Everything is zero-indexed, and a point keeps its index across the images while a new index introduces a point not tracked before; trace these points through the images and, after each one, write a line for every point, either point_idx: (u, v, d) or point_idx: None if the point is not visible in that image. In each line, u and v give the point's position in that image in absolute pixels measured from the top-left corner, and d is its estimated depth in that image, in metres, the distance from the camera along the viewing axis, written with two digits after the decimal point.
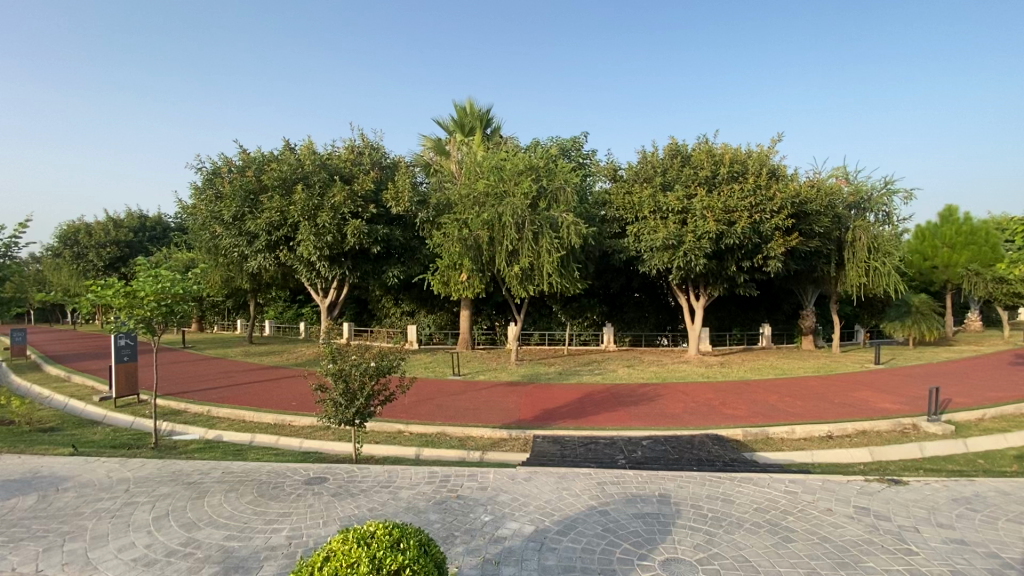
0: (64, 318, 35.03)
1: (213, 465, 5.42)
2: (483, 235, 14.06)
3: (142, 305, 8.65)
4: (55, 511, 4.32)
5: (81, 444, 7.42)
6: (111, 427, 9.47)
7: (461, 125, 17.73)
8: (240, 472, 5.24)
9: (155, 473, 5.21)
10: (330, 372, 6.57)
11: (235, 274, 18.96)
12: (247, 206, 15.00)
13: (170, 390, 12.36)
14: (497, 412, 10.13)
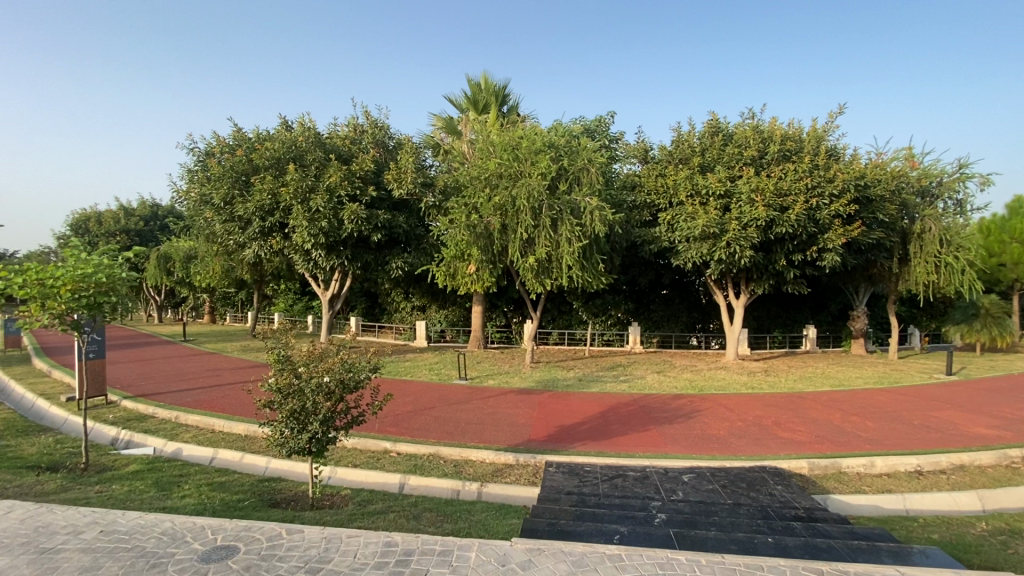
0: None
1: (91, 520, 3.92)
2: (495, 221, 12.42)
3: (57, 297, 5.99)
4: None
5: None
6: (57, 437, 8.22)
7: (474, 102, 16.08)
8: (122, 533, 3.73)
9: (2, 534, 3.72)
10: (275, 388, 4.97)
11: (234, 264, 17.81)
12: (238, 188, 13.71)
13: (144, 390, 11.12)
14: (504, 430, 8.48)
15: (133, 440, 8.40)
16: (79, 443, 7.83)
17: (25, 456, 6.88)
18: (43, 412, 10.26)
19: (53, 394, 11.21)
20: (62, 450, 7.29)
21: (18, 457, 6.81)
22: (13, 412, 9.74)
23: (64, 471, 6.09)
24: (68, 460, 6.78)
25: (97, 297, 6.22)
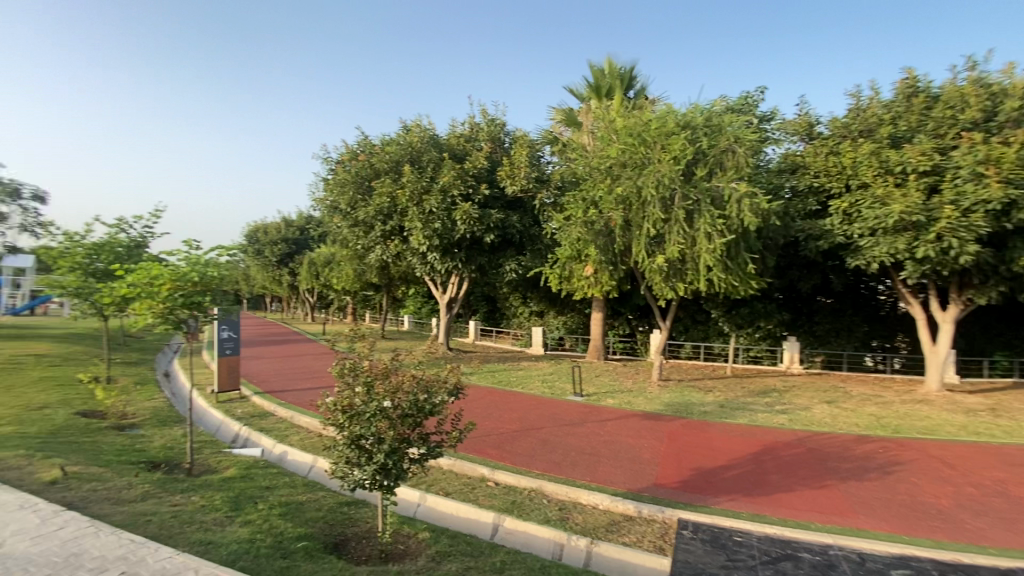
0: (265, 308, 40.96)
1: (109, 540, 3.16)
2: (618, 215, 10.83)
3: (157, 296, 5.66)
4: None
5: (91, 443, 5.95)
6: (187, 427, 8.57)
7: (596, 88, 14.65)
8: (132, 566, 2.90)
9: (14, 537, 3.11)
10: (336, 411, 4.03)
11: (364, 268, 18.51)
12: (361, 194, 14.01)
13: (272, 387, 11.61)
14: (624, 467, 6.87)
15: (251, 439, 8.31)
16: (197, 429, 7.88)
17: (140, 433, 6.98)
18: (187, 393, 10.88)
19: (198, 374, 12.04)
20: (177, 430, 7.33)
21: (136, 433, 6.90)
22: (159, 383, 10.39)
23: (157, 459, 5.86)
24: (173, 443, 6.69)
25: (193, 297, 5.83)
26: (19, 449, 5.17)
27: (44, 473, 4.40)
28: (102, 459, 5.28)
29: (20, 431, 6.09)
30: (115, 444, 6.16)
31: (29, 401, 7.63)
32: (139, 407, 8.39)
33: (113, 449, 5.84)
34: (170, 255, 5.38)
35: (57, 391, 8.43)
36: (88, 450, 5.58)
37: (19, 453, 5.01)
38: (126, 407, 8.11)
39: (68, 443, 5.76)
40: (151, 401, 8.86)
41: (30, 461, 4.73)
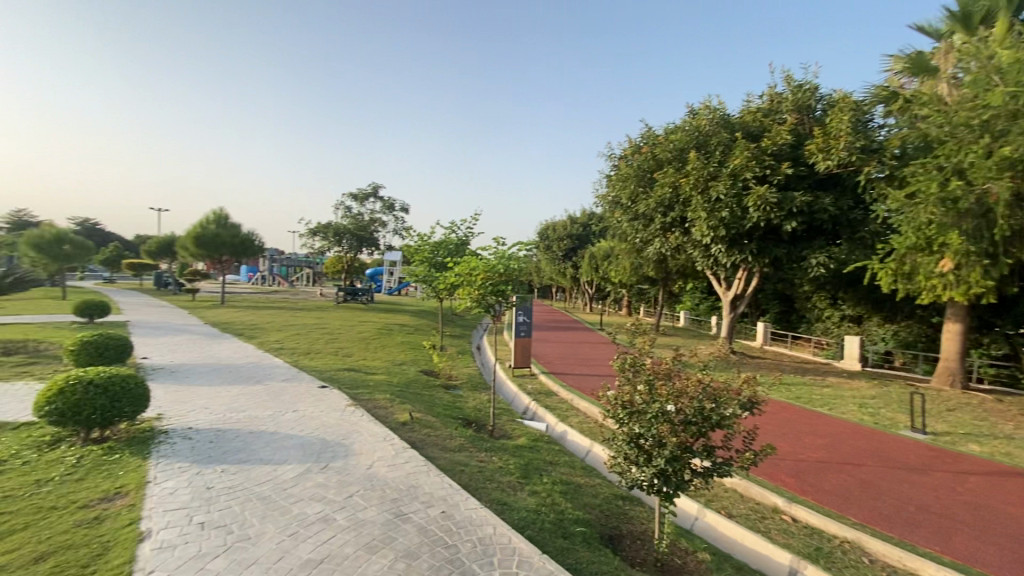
0: (554, 296, 45.79)
1: (435, 480, 3.88)
2: (1006, 187, 7.56)
3: (475, 284, 6.78)
4: (285, 472, 3.87)
5: (429, 396, 7.65)
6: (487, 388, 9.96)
7: (967, 15, 10.61)
8: (448, 507, 3.46)
9: (380, 461, 4.15)
10: (616, 404, 3.82)
11: (642, 262, 18.26)
12: (643, 186, 13.75)
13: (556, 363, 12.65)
14: (1009, 550, 4.74)
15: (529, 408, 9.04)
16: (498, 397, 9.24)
17: (460, 393, 8.62)
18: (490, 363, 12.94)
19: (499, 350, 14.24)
20: (484, 396, 8.76)
21: (457, 394, 8.55)
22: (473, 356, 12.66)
23: (470, 417, 7.09)
24: (481, 406, 8.01)
25: (499, 286, 6.73)
26: (388, 393, 7.04)
27: (400, 415, 5.83)
28: (434, 411, 6.70)
29: (390, 379, 8.32)
30: (443, 400, 7.76)
31: (396, 358, 10.40)
32: (459, 372, 10.41)
33: (441, 403, 7.36)
34: (487, 251, 6.38)
35: (412, 353, 11.24)
36: (426, 402, 7.18)
37: (387, 396, 6.80)
38: (452, 371, 10.18)
39: (415, 394, 7.55)
40: (467, 369, 10.89)
41: (393, 404, 6.36)
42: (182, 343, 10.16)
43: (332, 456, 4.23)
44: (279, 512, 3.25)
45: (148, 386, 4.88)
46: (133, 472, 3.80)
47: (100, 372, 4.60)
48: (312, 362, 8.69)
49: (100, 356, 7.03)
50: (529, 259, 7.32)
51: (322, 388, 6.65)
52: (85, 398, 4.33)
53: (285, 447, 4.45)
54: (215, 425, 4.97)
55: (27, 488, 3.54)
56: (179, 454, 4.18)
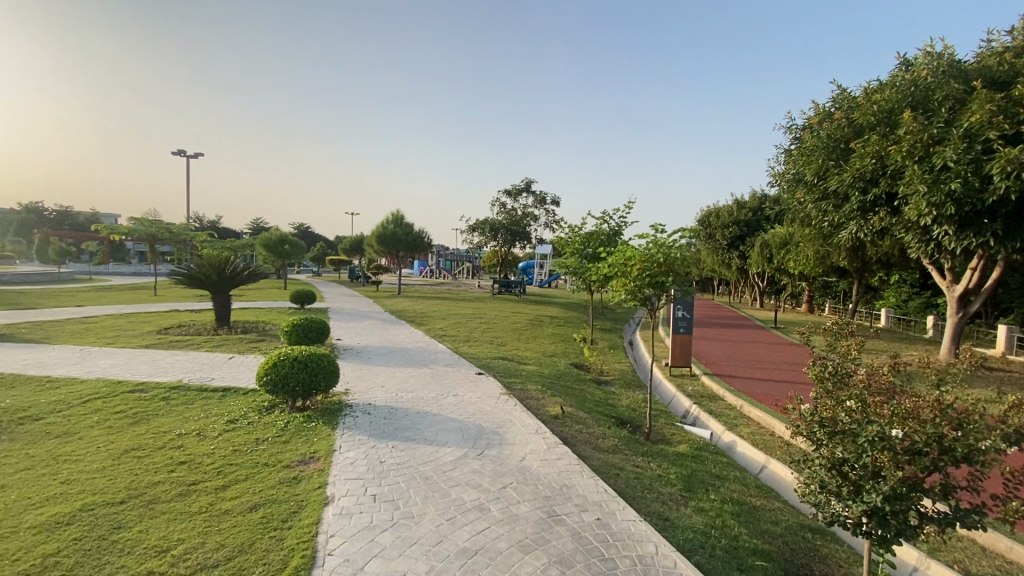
0: (715, 288, 42.02)
1: (589, 482, 3.66)
2: None
3: (630, 276, 6.28)
4: (445, 455, 4.03)
5: (580, 391, 7.47)
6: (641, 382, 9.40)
7: None
8: (604, 515, 3.21)
9: (533, 455, 4.08)
10: (811, 419, 3.03)
11: (833, 250, 14.85)
12: (835, 159, 10.93)
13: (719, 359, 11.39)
14: None
15: (691, 410, 8.18)
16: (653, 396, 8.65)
17: (612, 390, 8.28)
18: (645, 359, 12.24)
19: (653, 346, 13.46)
20: (638, 395, 8.28)
21: (609, 390, 8.23)
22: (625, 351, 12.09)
23: (623, 416, 6.73)
24: (634, 405, 7.58)
25: (656, 277, 6.13)
26: (540, 385, 7.04)
27: (552, 408, 5.74)
28: (586, 406, 6.49)
29: (541, 370, 8.35)
30: (595, 396, 7.51)
31: (547, 349, 10.46)
32: (611, 367, 10.05)
33: (592, 399, 7.12)
34: (643, 238, 5.85)
35: (563, 345, 11.20)
36: (578, 396, 7.01)
37: (539, 387, 6.80)
38: (603, 365, 9.85)
39: (566, 387, 7.43)
40: (620, 364, 10.46)
41: (545, 395, 6.33)
42: (366, 328, 11.62)
43: (487, 444, 4.29)
44: (439, 494, 3.36)
45: (337, 364, 5.57)
46: (324, 440, 4.32)
47: (302, 350, 5.37)
48: (470, 350, 9.16)
49: (305, 336, 8.34)
50: (691, 247, 6.56)
51: (478, 376, 6.91)
52: (291, 372, 5.09)
53: (445, 429, 4.65)
54: (388, 403, 5.46)
55: (250, 444, 4.26)
56: (358, 427, 4.65)
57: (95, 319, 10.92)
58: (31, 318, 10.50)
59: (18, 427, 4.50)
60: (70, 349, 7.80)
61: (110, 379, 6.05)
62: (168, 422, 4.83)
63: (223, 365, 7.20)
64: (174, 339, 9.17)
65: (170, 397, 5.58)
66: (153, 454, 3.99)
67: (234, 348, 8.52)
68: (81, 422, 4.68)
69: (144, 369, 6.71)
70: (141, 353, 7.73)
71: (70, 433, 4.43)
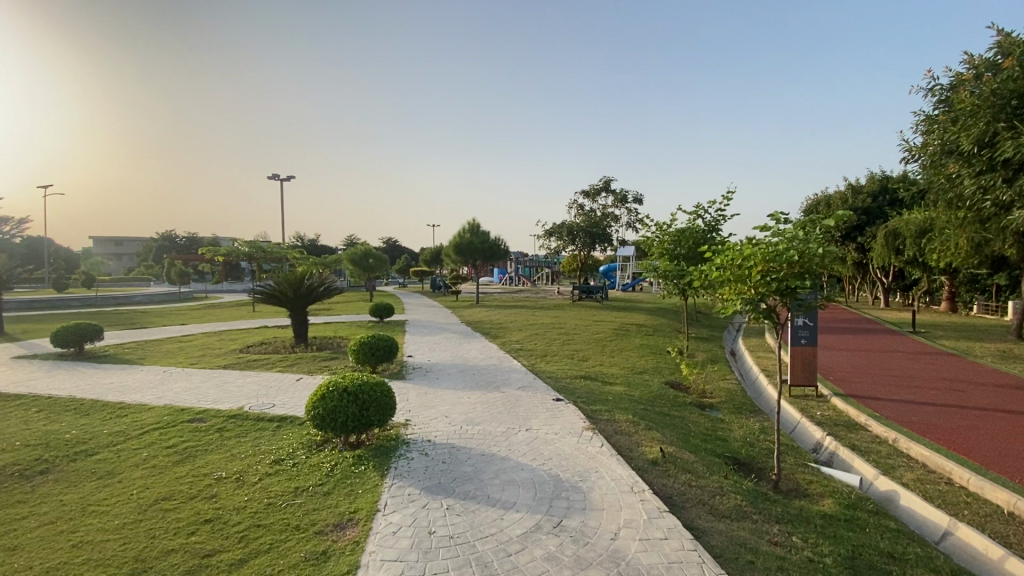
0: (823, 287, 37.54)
1: None
2: None
3: (748, 278, 4.42)
4: (511, 525, 3.09)
5: (681, 420, 6.21)
6: (751, 404, 7.92)
7: None
8: None
9: (629, 531, 3.02)
10: None
11: (993, 237, 12.09)
12: (1005, 120, 8.59)
13: (850, 374, 9.44)
14: None
15: (825, 443, 6.59)
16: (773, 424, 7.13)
17: (720, 418, 6.90)
18: (753, 375, 10.51)
19: (762, 358, 11.60)
20: (754, 424, 6.82)
21: (715, 418, 6.85)
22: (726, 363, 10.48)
23: (739, 456, 5.39)
24: (752, 439, 6.15)
25: (790, 279, 4.20)
26: (630, 414, 5.89)
27: (649, 452, 4.60)
28: (691, 445, 5.25)
29: (632, 393, 7.16)
30: (700, 426, 6.21)
31: (636, 365, 9.19)
32: (715, 386, 8.57)
33: (698, 433, 5.83)
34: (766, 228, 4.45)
35: (654, 360, 9.86)
36: (680, 429, 5.76)
37: (630, 418, 5.65)
38: (705, 384, 8.40)
39: (663, 416, 6.20)
40: (724, 382, 8.94)
41: (639, 431, 5.19)
42: (439, 342, 11.05)
43: (567, 510, 3.28)
44: None
45: (393, 393, 4.81)
46: (369, 495, 3.58)
47: (354, 378, 4.66)
48: (549, 367, 8.17)
49: (372, 356, 7.83)
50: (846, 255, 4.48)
51: (557, 402, 5.92)
52: (340, 406, 4.40)
53: (513, 481, 3.71)
54: (450, 440, 4.63)
55: (287, 497, 3.61)
56: (411, 476, 3.85)
57: (189, 338, 11.38)
58: (135, 338, 11.14)
59: (67, 464, 4.23)
60: (155, 370, 7.92)
61: (175, 407, 5.84)
62: (212, 462, 4.35)
63: (288, 388, 6.86)
64: (252, 358, 9.15)
65: (224, 428, 5.18)
66: (181, 507, 3.47)
67: (304, 368, 8.25)
68: (128, 460, 4.34)
69: (212, 393, 6.50)
70: (216, 374, 7.65)
71: (112, 474, 4.06)
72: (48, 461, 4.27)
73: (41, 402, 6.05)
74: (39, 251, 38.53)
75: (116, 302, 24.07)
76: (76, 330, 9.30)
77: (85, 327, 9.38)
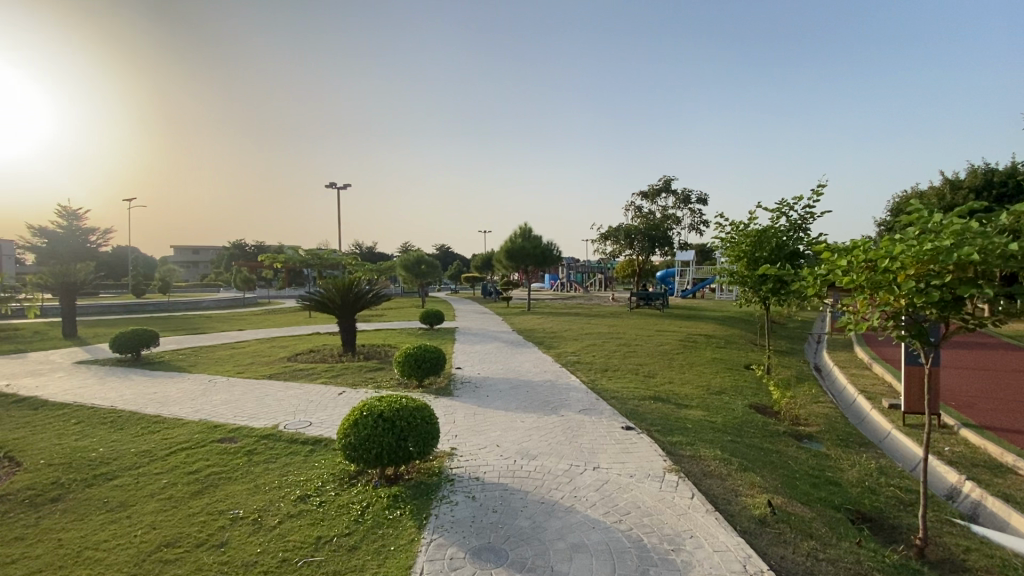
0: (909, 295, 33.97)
1: None
2: None
3: (892, 286, 3.33)
4: None
5: (780, 457, 5.12)
6: (858, 434, 6.63)
7: None
8: None
9: None
10: None
11: None
12: None
13: (976, 399, 7.88)
14: None
15: (964, 488, 5.30)
16: (891, 462, 5.86)
17: (823, 453, 5.72)
18: (850, 396, 9.07)
19: (859, 377, 10.06)
20: (868, 462, 5.59)
21: (818, 453, 5.68)
22: (816, 382, 9.13)
23: (863, 510, 4.26)
24: (872, 483, 4.97)
25: (961, 288, 3.04)
26: (717, 448, 4.89)
27: (752, 506, 3.61)
28: (801, 493, 4.19)
29: (713, 419, 6.11)
30: (804, 465, 5.09)
31: (713, 384, 8.05)
32: (810, 411, 7.32)
33: (804, 475, 4.74)
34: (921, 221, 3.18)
35: (732, 377, 8.68)
36: (781, 470, 4.70)
37: (719, 454, 4.66)
38: (798, 408, 7.18)
39: (757, 452, 5.14)
40: (820, 406, 7.64)
41: (734, 475, 4.19)
42: (490, 352, 10.34)
43: None
44: None
45: (437, 419, 4.09)
46: (402, 556, 2.86)
47: (392, 401, 3.97)
48: (611, 385, 7.23)
49: (417, 368, 7.21)
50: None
51: (627, 431, 5.02)
52: (374, 434, 3.73)
53: (582, 547, 2.88)
54: (501, 478, 3.85)
55: (304, 552, 2.96)
56: (455, 530, 3.10)
57: (242, 345, 11.34)
58: (191, 344, 11.22)
59: (82, 491, 3.85)
60: (201, 379, 7.70)
61: (209, 423, 5.44)
62: (233, 494, 3.80)
63: (328, 403, 6.35)
64: (298, 367, 8.81)
65: (254, 451, 4.66)
66: (182, 559, 2.90)
67: (349, 379, 7.77)
68: (146, 488, 3.90)
69: (249, 406, 6.10)
70: (259, 384, 7.31)
71: (124, 506, 3.62)
72: (65, 486, 3.92)
73: (82, 414, 5.85)
74: (124, 260, 41.66)
75: (186, 307, 25.29)
76: (132, 336, 9.35)
77: (142, 332, 9.42)
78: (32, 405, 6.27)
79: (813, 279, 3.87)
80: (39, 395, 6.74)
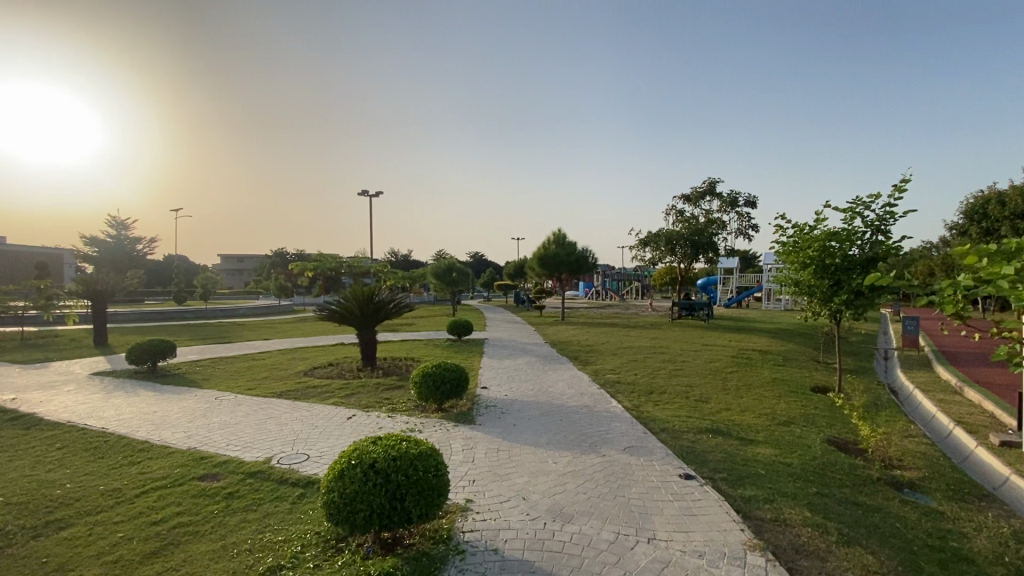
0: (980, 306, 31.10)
1: None
2: None
3: None
4: None
5: (885, 521, 4.01)
6: (971, 482, 5.35)
7: None
8: None
9: None
10: None
11: None
12: None
13: None
14: None
15: None
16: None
17: (935, 510, 4.54)
18: (942, 427, 7.69)
19: (949, 404, 8.63)
20: (999, 525, 4.37)
21: (930, 509, 4.49)
22: (899, 409, 7.79)
23: None
24: (1013, 555, 3.79)
25: None
26: (803, 507, 3.83)
27: None
28: None
29: (788, 462, 5.01)
30: (918, 531, 3.96)
31: (779, 413, 6.89)
32: (903, 448, 6.07)
33: (925, 548, 3.61)
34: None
35: (800, 404, 7.46)
36: (894, 543, 3.60)
37: (809, 518, 3.59)
38: (888, 445, 5.95)
39: (854, 513, 4.02)
40: (914, 442, 6.37)
41: (837, 553, 3.14)
42: (520, 369, 9.43)
43: None
44: None
45: (447, 469, 3.22)
46: None
47: (389, 446, 3.14)
48: (660, 414, 6.19)
49: (436, 390, 6.39)
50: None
51: (686, 480, 4.04)
52: (363, 491, 2.90)
53: None
54: (527, 553, 2.95)
55: None
56: None
57: (262, 356, 10.87)
58: (212, 354, 10.83)
59: (24, 546, 3.22)
60: (208, 396, 7.14)
61: (197, 453, 4.77)
62: (193, 557, 3.06)
63: (335, 429, 5.61)
64: (313, 383, 8.17)
65: (236, 493, 3.93)
66: None
67: (364, 399, 7.05)
68: (95, 542, 3.22)
69: (247, 432, 5.43)
70: (266, 404, 6.67)
71: (59, 571, 2.94)
72: (7, 538, 3.30)
73: (69, 436, 5.33)
74: (170, 268, 43.10)
75: (223, 314, 25.56)
76: (147, 346, 8.96)
77: (159, 343, 9.04)
78: (24, 424, 5.81)
79: (952, 286, 2.39)
80: (37, 412, 6.31)
